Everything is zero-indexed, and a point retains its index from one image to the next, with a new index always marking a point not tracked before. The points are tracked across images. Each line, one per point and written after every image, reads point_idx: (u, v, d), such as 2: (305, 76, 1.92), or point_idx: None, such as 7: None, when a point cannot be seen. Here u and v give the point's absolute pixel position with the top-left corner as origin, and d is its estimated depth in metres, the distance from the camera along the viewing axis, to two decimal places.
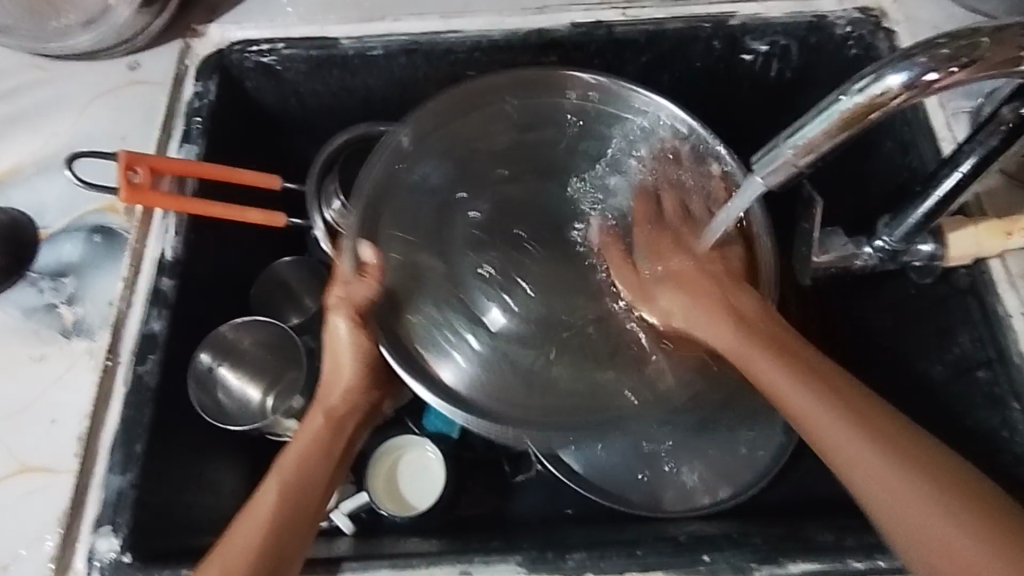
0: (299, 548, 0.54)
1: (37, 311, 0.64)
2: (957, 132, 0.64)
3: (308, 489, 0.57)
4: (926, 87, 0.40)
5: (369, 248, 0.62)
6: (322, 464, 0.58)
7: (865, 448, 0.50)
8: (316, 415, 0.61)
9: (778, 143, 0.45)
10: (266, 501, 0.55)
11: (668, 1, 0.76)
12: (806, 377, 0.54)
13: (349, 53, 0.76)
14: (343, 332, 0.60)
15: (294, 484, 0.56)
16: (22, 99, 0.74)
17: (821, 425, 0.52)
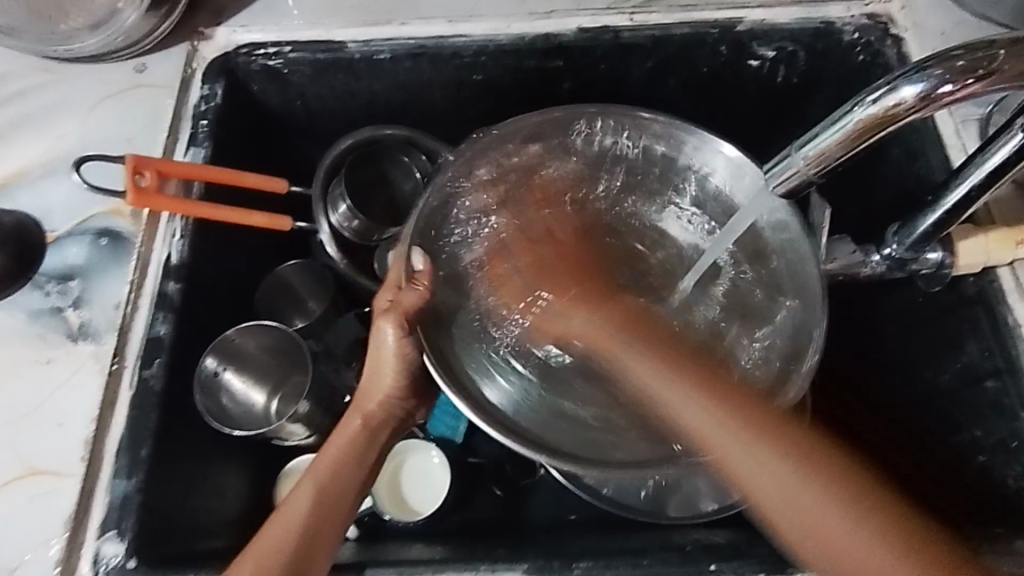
0: (330, 548, 0.55)
1: (44, 315, 0.65)
2: (969, 147, 0.64)
3: (345, 491, 0.58)
4: (941, 99, 0.40)
5: (422, 258, 0.61)
6: (355, 467, 0.60)
7: (768, 466, 0.51)
8: (354, 418, 0.63)
9: (792, 152, 0.46)
10: (303, 500, 0.56)
11: (675, 6, 0.76)
12: (715, 406, 0.55)
13: (355, 56, 0.76)
14: (390, 339, 0.61)
15: (329, 486, 0.58)
16: (30, 101, 0.74)
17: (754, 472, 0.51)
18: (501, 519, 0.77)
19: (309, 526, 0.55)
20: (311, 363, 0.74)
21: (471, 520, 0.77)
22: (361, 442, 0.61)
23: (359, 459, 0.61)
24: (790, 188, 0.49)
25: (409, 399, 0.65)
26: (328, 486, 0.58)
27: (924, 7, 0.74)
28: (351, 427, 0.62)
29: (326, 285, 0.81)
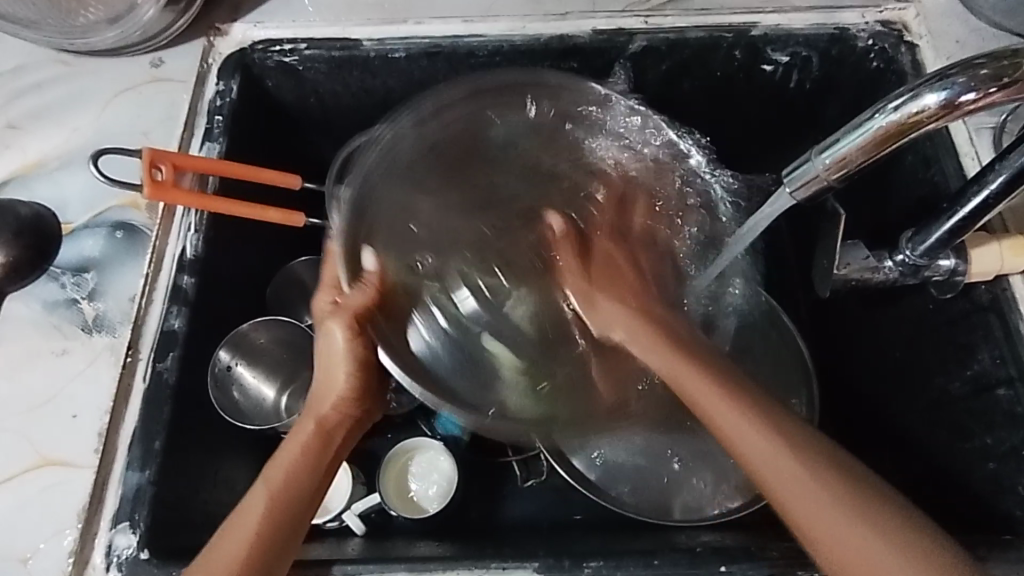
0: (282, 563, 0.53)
1: (58, 306, 0.65)
2: (984, 160, 0.64)
3: (296, 501, 0.55)
4: (964, 107, 0.41)
5: (372, 258, 0.58)
6: (310, 474, 0.56)
7: (809, 490, 0.48)
8: (306, 422, 0.59)
9: (812, 157, 0.46)
10: (257, 506, 0.54)
11: (690, 10, 0.77)
12: (749, 414, 0.52)
13: (371, 54, 0.77)
14: (339, 340, 0.58)
15: (283, 495, 0.55)
16: (47, 94, 0.74)
17: (799, 485, 0.49)
18: (508, 519, 0.77)
19: (261, 537, 0.52)
20: None
21: (479, 519, 0.77)
22: (315, 445, 0.58)
23: (313, 466, 0.57)
24: (810, 194, 0.48)
25: (366, 400, 0.61)
26: (282, 494, 0.55)
27: (939, 15, 0.74)
28: (305, 428, 0.59)
29: None
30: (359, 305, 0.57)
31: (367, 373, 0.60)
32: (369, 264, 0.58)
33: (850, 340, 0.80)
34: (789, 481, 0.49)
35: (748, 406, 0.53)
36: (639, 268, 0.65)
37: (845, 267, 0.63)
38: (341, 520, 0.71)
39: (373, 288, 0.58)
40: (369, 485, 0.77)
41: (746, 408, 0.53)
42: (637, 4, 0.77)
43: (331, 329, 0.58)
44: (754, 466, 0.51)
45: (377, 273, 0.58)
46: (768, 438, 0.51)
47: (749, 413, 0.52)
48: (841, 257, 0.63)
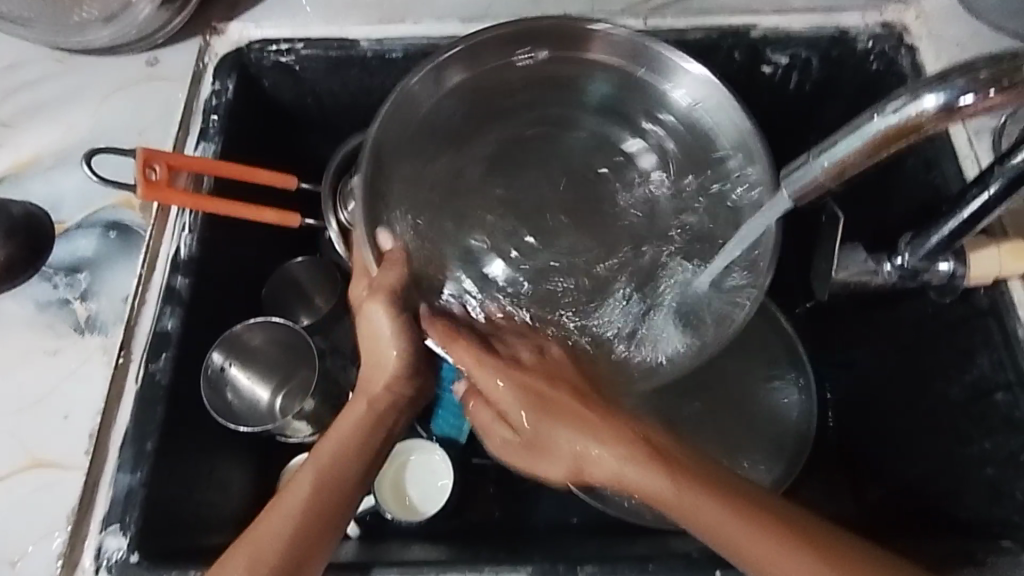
0: (326, 547, 0.54)
1: (51, 306, 0.64)
2: (984, 162, 0.64)
3: (348, 479, 0.57)
4: (964, 111, 0.39)
5: (388, 238, 0.62)
6: (363, 450, 0.59)
7: None
8: (356, 405, 0.61)
9: (811, 159, 0.46)
10: (309, 483, 0.56)
11: (689, 11, 0.76)
12: (748, 515, 0.50)
13: (367, 54, 0.76)
14: (381, 320, 0.60)
15: (335, 473, 0.57)
16: (43, 92, 0.74)
17: (734, 530, 0.50)
18: (504, 523, 0.77)
19: (313, 512, 0.55)
20: (319, 361, 0.73)
21: (475, 523, 0.77)
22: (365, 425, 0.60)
23: (362, 446, 0.59)
24: (809, 195, 0.48)
25: (417, 377, 0.62)
26: (331, 472, 0.57)
27: (941, 17, 0.73)
28: (357, 407, 0.60)
29: (334, 281, 0.80)
30: (391, 283, 0.60)
31: (416, 354, 0.61)
32: (387, 244, 0.62)
33: (851, 343, 0.79)
34: (722, 527, 0.50)
35: (744, 508, 0.51)
36: (575, 392, 0.59)
37: (847, 271, 0.63)
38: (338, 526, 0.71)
39: (397, 262, 0.61)
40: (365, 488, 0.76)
41: (742, 506, 0.51)
42: (637, 5, 0.77)
43: (371, 306, 0.60)
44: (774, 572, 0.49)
45: (396, 252, 0.62)
46: (700, 494, 0.52)
47: (748, 513, 0.51)
48: (843, 260, 0.63)
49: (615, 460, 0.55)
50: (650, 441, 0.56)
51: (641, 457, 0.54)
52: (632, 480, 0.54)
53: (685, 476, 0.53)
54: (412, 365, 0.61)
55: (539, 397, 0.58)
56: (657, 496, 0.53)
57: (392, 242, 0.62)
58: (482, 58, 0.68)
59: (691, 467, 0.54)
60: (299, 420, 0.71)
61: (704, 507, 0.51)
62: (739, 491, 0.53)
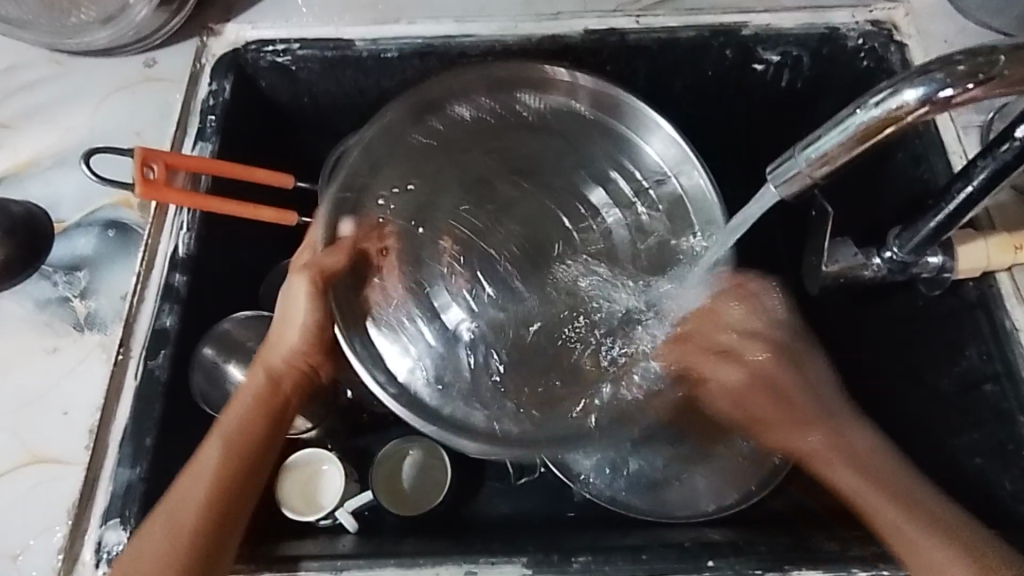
0: (241, 511, 0.58)
1: (50, 304, 0.65)
2: (969, 150, 0.65)
3: (248, 442, 0.60)
4: (944, 103, 0.41)
5: (348, 224, 0.66)
6: (263, 420, 0.62)
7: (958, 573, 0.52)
8: (258, 376, 0.64)
9: (796, 154, 0.46)
10: (217, 452, 0.59)
11: (681, 10, 0.77)
12: (937, 526, 0.55)
13: (363, 54, 0.77)
14: (301, 294, 0.63)
15: (238, 440, 0.60)
16: (41, 93, 0.75)
17: (884, 513, 0.56)
18: (500, 517, 0.77)
19: (223, 477, 0.58)
20: None
21: (472, 517, 0.77)
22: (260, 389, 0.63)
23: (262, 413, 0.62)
24: (797, 190, 0.48)
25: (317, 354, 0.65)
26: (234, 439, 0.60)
27: (929, 15, 0.74)
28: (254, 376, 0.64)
29: None
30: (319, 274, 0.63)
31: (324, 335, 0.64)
32: (345, 229, 0.66)
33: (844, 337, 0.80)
34: (876, 510, 0.57)
35: (909, 505, 0.56)
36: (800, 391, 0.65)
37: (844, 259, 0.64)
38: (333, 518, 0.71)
39: (344, 249, 0.64)
40: (362, 484, 0.77)
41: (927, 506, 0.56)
42: (629, 5, 0.77)
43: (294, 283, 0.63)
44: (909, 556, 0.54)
45: (349, 238, 0.65)
46: (859, 477, 0.59)
47: (919, 511, 0.56)
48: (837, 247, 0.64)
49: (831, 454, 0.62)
50: (829, 434, 0.63)
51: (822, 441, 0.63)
52: (839, 475, 0.61)
53: (869, 474, 0.59)
54: (318, 338, 0.64)
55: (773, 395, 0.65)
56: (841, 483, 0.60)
57: (350, 228, 0.66)
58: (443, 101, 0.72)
59: (871, 467, 0.60)
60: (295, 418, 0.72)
61: (875, 500, 0.57)
62: (912, 497, 0.57)
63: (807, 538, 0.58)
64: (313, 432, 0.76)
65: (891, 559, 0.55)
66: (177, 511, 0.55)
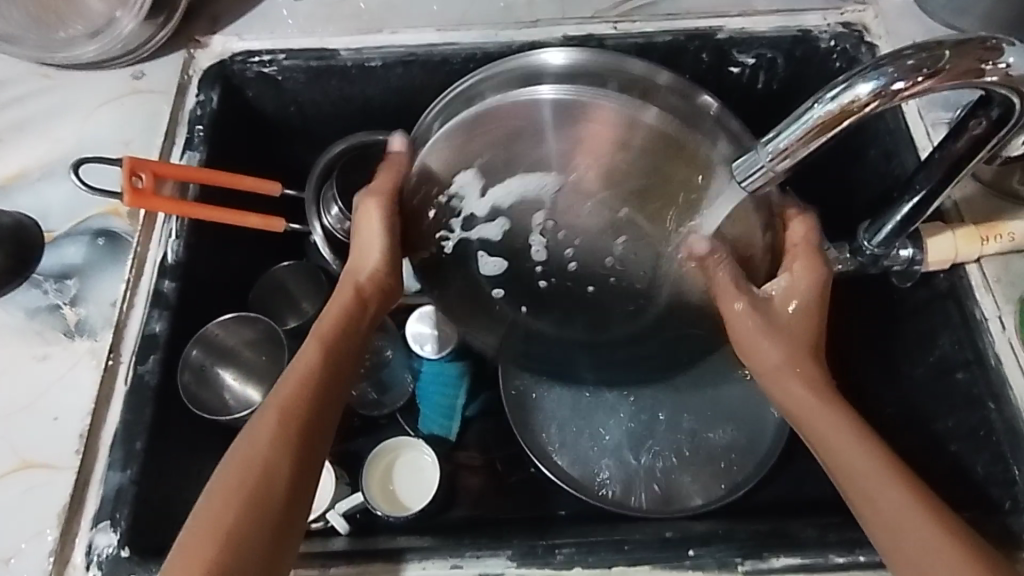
0: (291, 441, 0.54)
1: (40, 312, 0.66)
2: (934, 138, 0.66)
3: (317, 403, 0.56)
4: (894, 95, 0.44)
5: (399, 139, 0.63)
6: (346, 343, 0.61)
7: (944, 544, 0.47)
8: (342, 291, 0.63)
9: (757, 149, 0.48)
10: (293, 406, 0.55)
11: (658, 15, 0.79)
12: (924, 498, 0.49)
13: (347, 63, 0.79)
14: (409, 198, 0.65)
15: (308, 400, 0.56)
16: (30, 106, 0.76)
17: (893, 486, 0.50)
18: (489, 515, 0.78)
19: (299, 396, 0.56)
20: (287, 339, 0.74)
21: (462, 517, 0.78)
22: (339, 340, 0.60)
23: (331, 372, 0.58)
24: (759, 183, 0.50)
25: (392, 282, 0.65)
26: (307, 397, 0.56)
27: (897, 16, 0.76)
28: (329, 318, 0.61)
29: (319, 285, 0.82)
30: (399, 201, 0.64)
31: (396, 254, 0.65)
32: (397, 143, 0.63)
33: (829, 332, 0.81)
34: (879, 502, 0.50)
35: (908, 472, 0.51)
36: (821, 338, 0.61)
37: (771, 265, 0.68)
38: (324, 521, 0.70)
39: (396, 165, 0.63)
40: (353, 486, 0.78)
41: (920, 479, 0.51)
42: (607, 11, 0.79)
43: (368, 213, 0.63)
44: (898, 517, 0.49)
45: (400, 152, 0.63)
46: (866, 458, 0.52)
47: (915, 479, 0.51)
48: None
49: (840, 439, 0.53)
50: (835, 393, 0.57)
51: (830, 415, 0.55)
52: (839, 440, 0.53)
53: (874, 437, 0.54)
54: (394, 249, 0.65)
55: (821, 321, 0.61)
56: (844, 443, 0.53)
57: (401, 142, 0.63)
58: None
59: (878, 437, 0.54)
60: None
61: (879, 459, 0.52)
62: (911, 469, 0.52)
63: (787, 525, 0.59)
64: None
65: (868, 544, 0.56)
66: (245, 469, 0.52)
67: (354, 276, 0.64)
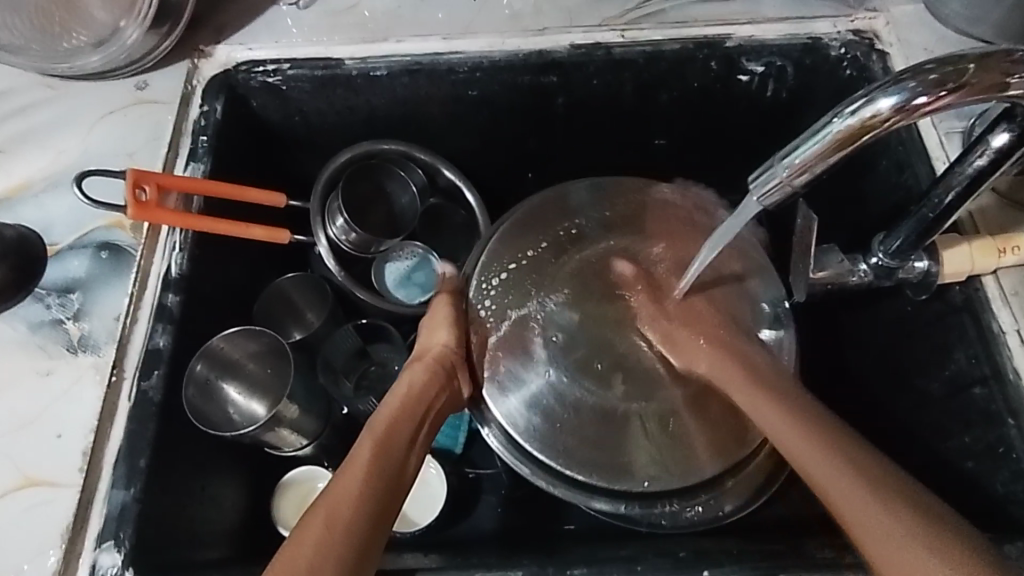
0: (349, 514, 0.52)
1: (43, 327, 0.65)
2: (948, 149, 0.66)
3: (377, 493, 0.54)
4: (916, 110, 0.43)
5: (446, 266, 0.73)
6: (407, 424, 0.61)
7: (873, 504, 0.48)
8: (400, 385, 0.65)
9: (775, 163, 0.48)
10: (344, 501, 0.52)
11: (666, 22, 0.78)
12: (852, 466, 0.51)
13: (353, 73, 0.78)
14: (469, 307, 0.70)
15: (363, 499, 0.53)
16: (33, 117, 0.75)
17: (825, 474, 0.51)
18: (494, 528, 0.78)
19: (361, 471, 0.55)
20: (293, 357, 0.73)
21: (468, 532, 0.77)
22: (391, 427, 0.60)
23: (390, 465, 0.57)
24: (776, 200, 0.49)
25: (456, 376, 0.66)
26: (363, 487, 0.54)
27: (908, 23, 0.75)
28: (387, 410, 0.61)
29: (323, 297, 0.82)
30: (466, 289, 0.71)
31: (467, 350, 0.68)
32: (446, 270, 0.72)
33: (809, 368, 0.84)
34: (820, 472, 0.52)
35: (824, 442, 0.54)
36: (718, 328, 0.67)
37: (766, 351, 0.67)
38: None
39: (451, 289, 0.71)
40: None
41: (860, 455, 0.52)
42: (614, 19, 0.78)
43: (438, 307, 0.69)
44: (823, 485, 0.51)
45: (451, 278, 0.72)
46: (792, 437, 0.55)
47: (829, 446, 0.53)
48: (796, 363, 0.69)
49: (780, 422, 0.57)
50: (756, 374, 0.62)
51: (742, 376, 0.62)
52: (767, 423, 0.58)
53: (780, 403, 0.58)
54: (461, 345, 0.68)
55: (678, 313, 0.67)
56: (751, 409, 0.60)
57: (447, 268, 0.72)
58: (521, 237, 0.72)
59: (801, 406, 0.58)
60: (291, 432, 0.73)
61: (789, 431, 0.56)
62: (840, 440, 0.54)
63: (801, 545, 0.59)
64: (309, 448, 0.76)
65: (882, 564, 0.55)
66: (293, 568, 0.48)
67: (422, 359, 0.66)
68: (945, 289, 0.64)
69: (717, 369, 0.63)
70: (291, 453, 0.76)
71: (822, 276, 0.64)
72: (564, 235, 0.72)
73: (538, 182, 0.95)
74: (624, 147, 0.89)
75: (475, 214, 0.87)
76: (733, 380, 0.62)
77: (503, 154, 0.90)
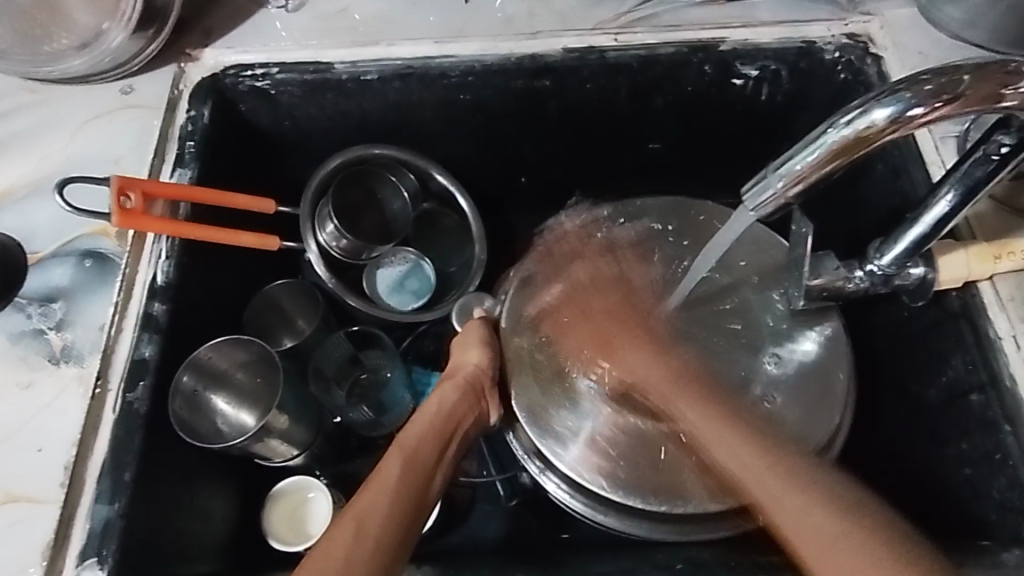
0: (380, 522, 0.53)
1: (25, 337, 0.64)
2: (943, 155, 0.65)
3: (406, 503, 0.56)
4: (912, 121, 0.43)
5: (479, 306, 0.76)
6: (432, 442, 0.64)
7: (808, 503, 0.52)
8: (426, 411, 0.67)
9: (769, 172, 0.47)
10: (373, 513, 0.54)
11: (660, 26, 0.77)
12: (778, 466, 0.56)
13: (343, 77, 0.77)
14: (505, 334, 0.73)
15: (395, 509, 0.55)
16: (16, 122, 0.74)
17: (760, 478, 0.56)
18: (489, 541, 0.77)
19: (390, 485, 0.57)
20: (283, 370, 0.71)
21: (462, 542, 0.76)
22: (418, 446, 0.62)
23: (414, 480, 0.59)
24: (769, 209, 0.49)
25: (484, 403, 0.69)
26: (390, 498, 0.56)
27: (903, 27, 0.75)
28: (416, 427, 0.64)
29: (314, 304, 0.81)
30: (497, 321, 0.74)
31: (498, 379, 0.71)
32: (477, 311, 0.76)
33: None
34: (762, 478, 0.56)
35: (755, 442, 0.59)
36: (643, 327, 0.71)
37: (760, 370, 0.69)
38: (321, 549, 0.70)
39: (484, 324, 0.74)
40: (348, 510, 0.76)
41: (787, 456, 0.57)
42: (607, 23, 0.77)
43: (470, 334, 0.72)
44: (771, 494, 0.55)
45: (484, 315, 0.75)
46: (692, 407, 0.64)
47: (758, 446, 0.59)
48: (800, 376, 0.69)
49: (706, 421, 0.62)
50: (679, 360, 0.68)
51: (662, 374, 0.67)
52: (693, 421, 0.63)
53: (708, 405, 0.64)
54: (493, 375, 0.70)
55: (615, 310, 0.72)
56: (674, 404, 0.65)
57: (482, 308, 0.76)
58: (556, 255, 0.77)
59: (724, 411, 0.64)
60: (280, 442, 0.71)
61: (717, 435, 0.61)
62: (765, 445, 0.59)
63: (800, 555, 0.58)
64: (300, 458, 0.75)
65: None
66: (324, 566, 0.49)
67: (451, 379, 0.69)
68: (942, 295, 0.63)
69: (649, 368, 0.67)
70: (278, 463, 0.74)
71: (818, 283, 0.63)
72: (590, 260, 0.76)
73: (531, 187, 0.94)
74: (618, 151, 0.89)
75: (468, 220, 0.86)
76: (654, 367, 0.67)
77: (496, 159, 0.89)
